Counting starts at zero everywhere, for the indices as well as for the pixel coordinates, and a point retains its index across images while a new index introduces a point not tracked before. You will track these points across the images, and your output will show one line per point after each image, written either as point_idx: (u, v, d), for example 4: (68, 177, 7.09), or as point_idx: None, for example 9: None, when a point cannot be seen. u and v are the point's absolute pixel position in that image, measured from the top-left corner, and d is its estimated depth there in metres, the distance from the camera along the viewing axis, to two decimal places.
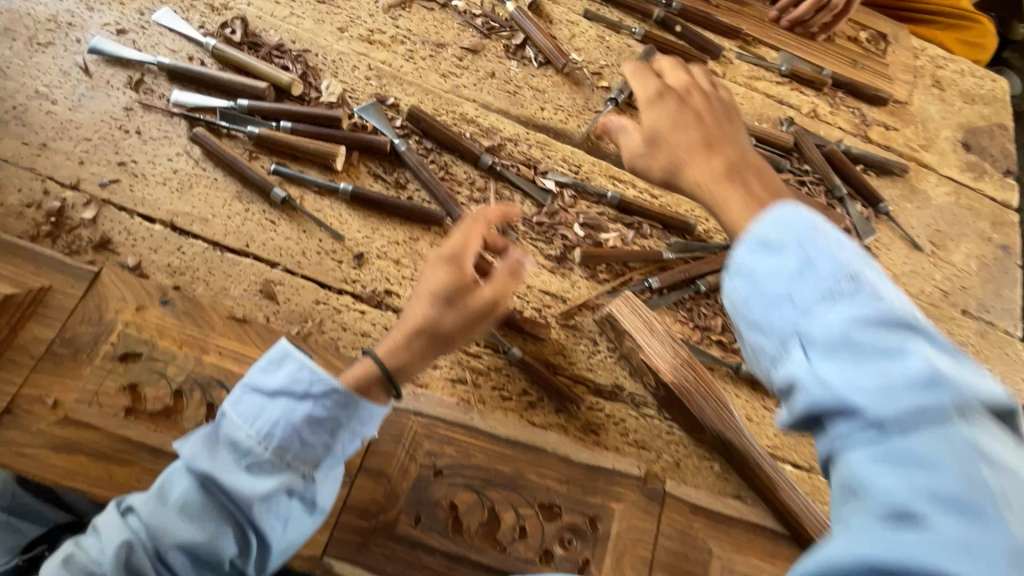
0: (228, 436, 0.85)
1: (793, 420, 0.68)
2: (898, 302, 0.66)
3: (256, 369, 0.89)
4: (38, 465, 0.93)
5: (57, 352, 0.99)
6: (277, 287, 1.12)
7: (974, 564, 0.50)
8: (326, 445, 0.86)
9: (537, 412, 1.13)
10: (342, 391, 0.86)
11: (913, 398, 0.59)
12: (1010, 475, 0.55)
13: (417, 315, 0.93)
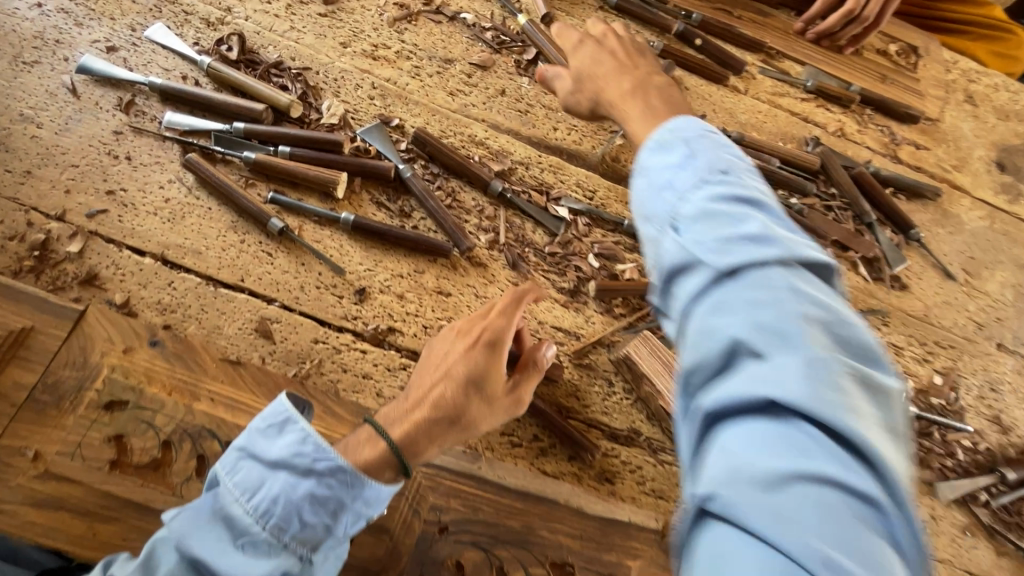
0: (223, 509, 0.78)
1: (659, 294, 0.73)
2: (752, 187, 0.74)
3: (256, 434, 0.83)
4: (15, 523, 0.86)
5: (38, 399, 0.93)
6: (273, 325, 1.06)
7: (794, 399, 0.56)
8: (327, 526, 0.80)
9: (549, 460, 1.06)
10: (350, 471, 0.81)
11: (751, 251, 0.66)
12: (826, 313, 0.62)
13: (443, 398, 0.91)
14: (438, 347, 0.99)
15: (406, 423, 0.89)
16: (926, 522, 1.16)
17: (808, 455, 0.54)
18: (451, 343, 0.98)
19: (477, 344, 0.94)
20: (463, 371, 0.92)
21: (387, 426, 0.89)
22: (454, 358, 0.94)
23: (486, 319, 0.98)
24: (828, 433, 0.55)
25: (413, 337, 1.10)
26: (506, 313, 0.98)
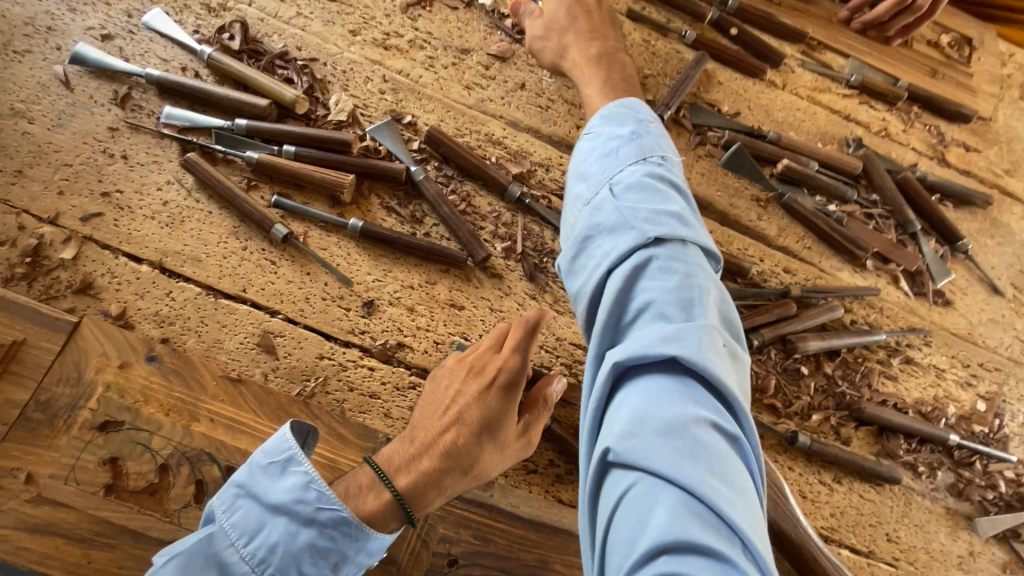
0: (217, 554, 0.76)
1: (581, 245, 0.79)
2: (680, 175, 0.83)
3: (257, 472, 0.80)
4: (9, 549, 0.83)
5: (31, 418, 0.88)
6: (277, 339, 1.01)
7: (693, 353, 0.66)
8: None
9: (564, 487, 1.01)
10: (352, 520, 0.79)
11: (674, 228, 0.75)
12: (719, 295, 0.74)
13: (454, 444, 0.86)
14: (443, 383, 0.94)
15: (415, 471, 0.85)
16: (962, 559, 1.10)
17: (697, 402, 0.66)
18: (457, 379, 0.92)
19: (492, 388, 0.89)
20: (476, 417, 0.88)
21: (392, 474, 0.85)
22: (462, 400, 0.90)
23: (499, 357, 0.92)
24: (714, 387, 0.67)
25: (424, 353, 1.04)
26: (520, 350, 0.92)
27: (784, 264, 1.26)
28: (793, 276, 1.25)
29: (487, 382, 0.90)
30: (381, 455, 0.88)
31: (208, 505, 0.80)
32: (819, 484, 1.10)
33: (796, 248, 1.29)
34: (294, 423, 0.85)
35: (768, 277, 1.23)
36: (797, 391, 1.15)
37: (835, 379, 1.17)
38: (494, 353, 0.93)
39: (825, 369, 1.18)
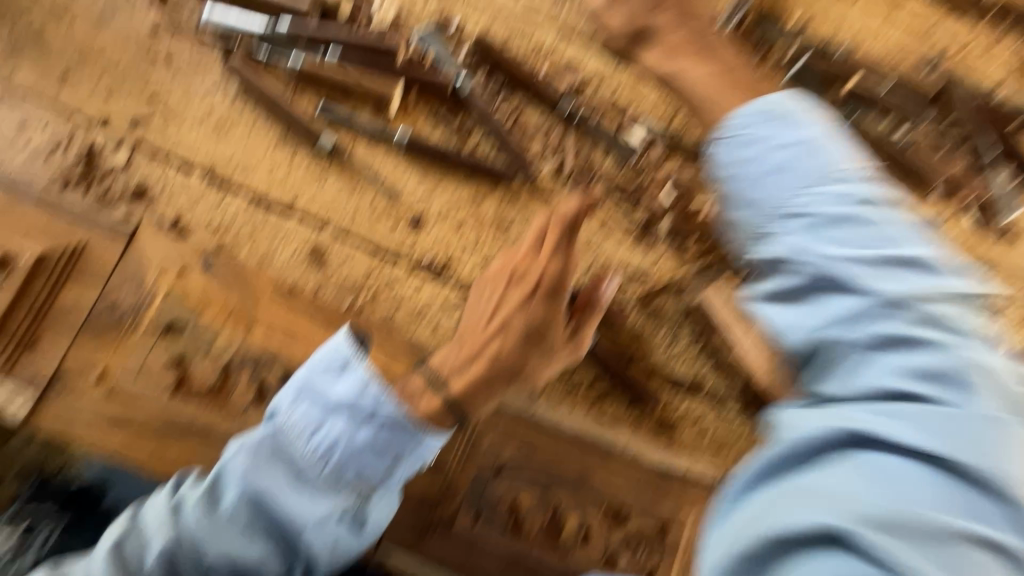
0: (283, 449, 0.79)
1: (772, 292, 0.75)
2: (893, 202, 0.72)
3: (315, 374, 0.82)
4: (91, 438, 0.89)
5: (99, 319, 0.92)
6: (327, 252, 1.00)
7: (931, 438, 0.57)
8: (387, 470, 0.82)
9: (608, 405, 1.02)
10: (410, 418, 0.82)
11: (903, 281, 0.65)
12: (988, 375, 0.59)
13: (498, 351, 0.88)
14: (487, 290, 0.94)
15: (466, 375, 0.88)
16: None
17: (955, 506, 0.54)
18: (501, 285, 0.92)
19: (538, 295, 0.89)
20: (524, 325, 0.89)
21: (444, 379, 0.88)
22: (507, 309, 0.90)
23: (540, 261, 0.90)
24: (962, 483, 0.55)
25: (471, 271, 1.04)
26: (558, 246, 0.89)
27: None
28: None
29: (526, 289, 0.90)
30: (432, 362, 0.91)
31: (272, 402, 0.83)
32: None
33: None
34: (348, 330, 0.87)
35: None
36: None
37: None
38: (536, 255, 0.90)
39: None
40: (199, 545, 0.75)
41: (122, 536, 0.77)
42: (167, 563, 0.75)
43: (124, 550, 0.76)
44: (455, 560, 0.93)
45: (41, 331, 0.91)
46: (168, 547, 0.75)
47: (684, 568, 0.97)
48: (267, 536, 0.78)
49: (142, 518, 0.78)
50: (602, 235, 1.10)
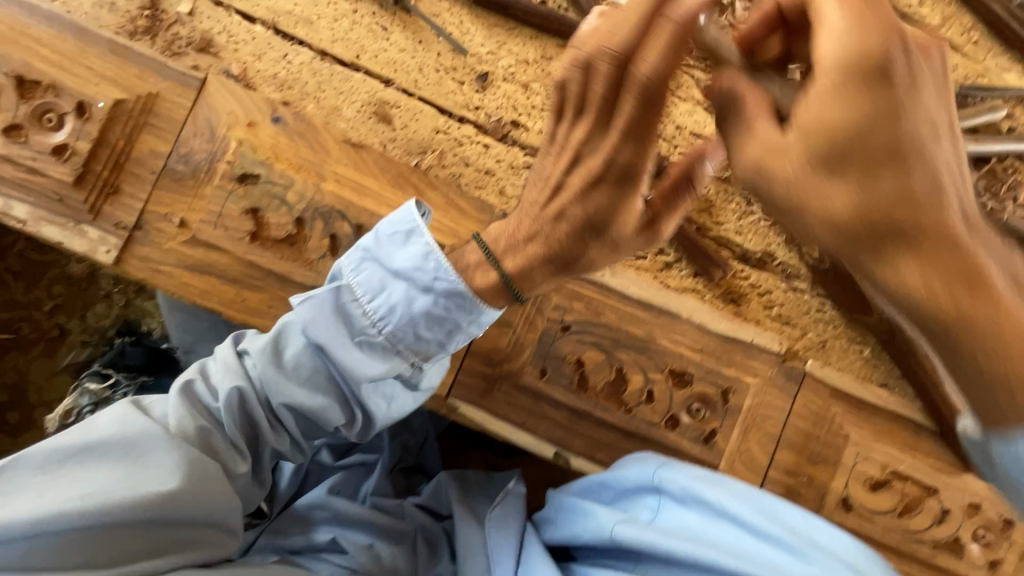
0: (343, 306, 0.80)
1: None
2: None
3: (381, 239, 0.80)
4: (175, 283, 0.92)
5: (175, 169, 0.93)
6: (392, 110, 0.99)
7: None
8: (440, 342, 0.80)
9: (673, 275, 1.01)
10: (464, 293, 0.77)
11: None
12: None
13: (551, 242, 0.76)
14: (548, 161, 0.77)
15: (523, 257, 0.77)
16: None
17: None
18: (563, 161, 0.74)
19: (599, 189, 0.72)
20: (583, 216, 0.74)
21: (498, 254, 0.79)
22: (568, 194, 0.74)
23: (608, 140, 0.70)
24: None
25: (538, 134, 1.01)
26: (635, 125, 0.68)
27: None
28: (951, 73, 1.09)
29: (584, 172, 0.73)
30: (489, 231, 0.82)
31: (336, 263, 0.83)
32: None
33: (960, 41, 1.10)
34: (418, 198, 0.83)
35: None
36: None
37: (977, 189, 1.06)
38: (602, 140, 0.71)
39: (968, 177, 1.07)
40: (266, 386, 0.81)
41: (197, 378, 0.84)
42: (237, 404, 0.82)
43: (199, 387, 0.83)
44: (520, 411, 0.96)
45: (121, 181, 0.93)
46: (238, 386, 0.81)
47: (746, 431, 0.97)
48: (327, 390, 0.82)
49: (218, 356, 0.85)
50: (675, 100, 1.04)
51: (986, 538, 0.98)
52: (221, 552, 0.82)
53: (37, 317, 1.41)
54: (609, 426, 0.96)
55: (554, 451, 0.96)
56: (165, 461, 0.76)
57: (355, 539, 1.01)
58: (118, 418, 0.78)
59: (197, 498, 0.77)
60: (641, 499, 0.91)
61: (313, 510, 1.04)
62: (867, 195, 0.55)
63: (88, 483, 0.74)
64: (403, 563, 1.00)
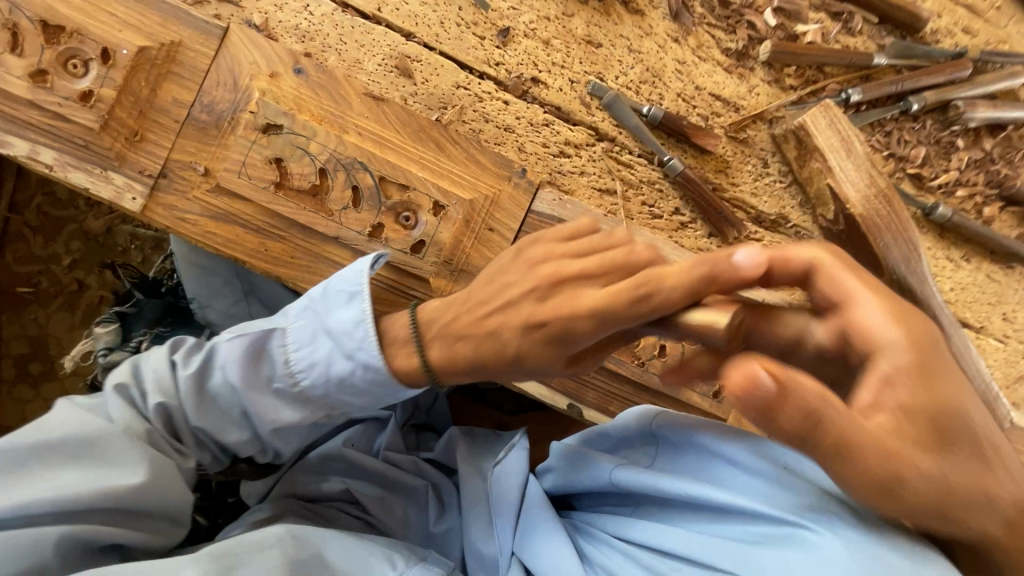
0: (273, 350, 0.86)
1: None
2: None
3: (329, 293, 0.84)
4: (200, 232, 0.94)
5: (199, 119, 0.94)
6: (414, 64, 0.99)
7: None
8: (353, 401, 0.88)
9: (688, 235, 1.02)
10: (377, 372, 0.83)
11: None
12: None
13: (482, 358, 0.79)
14: (510, 273, 0.79)
15: (447, 354, 0.81)
16: None
17: None
18: (526, 289, 0.76)
19: (541, 331, 0.75)
20: (512, 349, 0.77)
21: (428, 338, 0.82)
22: (511, 316, 0.77)
23: (574, 304, 0.73)
24: None
25: (558, 92, 1.01)
26: (614, 313, 0.70)
27: (964, 23, 1.09)
28: (972, 38, 1.08)
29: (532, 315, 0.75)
30: (426, 309, 0.85)
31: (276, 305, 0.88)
32: (947, 260, 1.07)
33: (983, 7, 1.09)
34: (373, 255, 0.85)
35: (943, 36, 1.08)
36: (946, 165, 1.06)
37: (991, 156, 1.07)
38: (567, 300, 0.73)
39: (983, 144, 1.07)
40: (189, 410, 0.87)
41: (129, 380, 0.88)
42: (163, 416, 0.88)
43: (130, 392, 0.88)
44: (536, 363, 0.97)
45: (144, 129, 0.93)
46: (165, 403, 0.87)
47: None
48: (245, 422, 0.90)
49: (152, 362, 0.89)
50: (696, 60, 1.04)
51: None
52: (174, 539, 0.90)
53: (56, 271, 1.43)
54: (623, 378, 0.98)
55: (569, 403, 0.99)
56: (128, 458, 0.82)
57: (368, 491, 1.04)
58: (75, 419, 0.82)
59: (158, 491, 0.83)
60: (641, 449, 0.92)
61: (328, 462, 1.07)
62: (947, 470, 0.62)
63: (54, 480, 0.78)
64: (412, 516, 1.05)
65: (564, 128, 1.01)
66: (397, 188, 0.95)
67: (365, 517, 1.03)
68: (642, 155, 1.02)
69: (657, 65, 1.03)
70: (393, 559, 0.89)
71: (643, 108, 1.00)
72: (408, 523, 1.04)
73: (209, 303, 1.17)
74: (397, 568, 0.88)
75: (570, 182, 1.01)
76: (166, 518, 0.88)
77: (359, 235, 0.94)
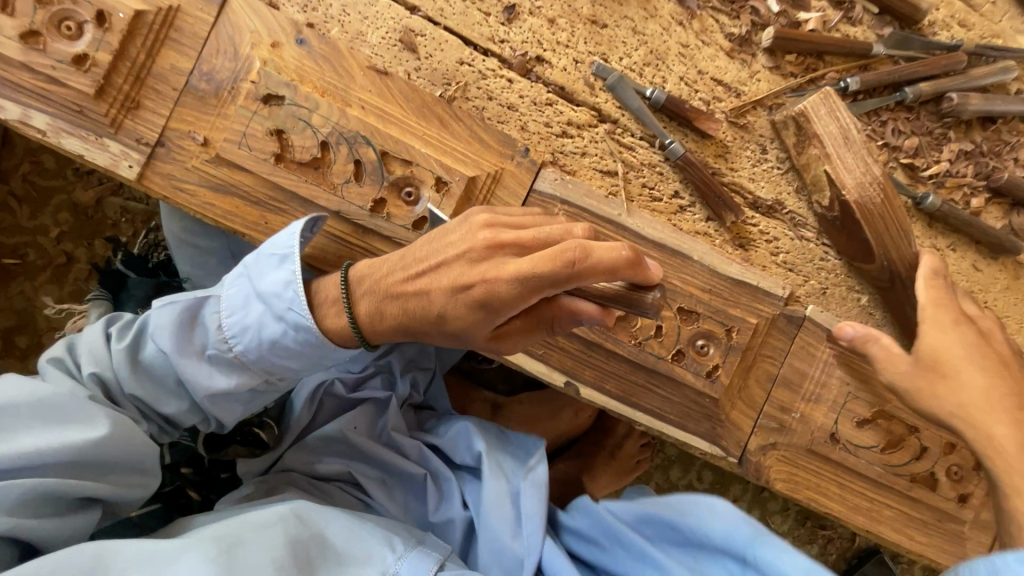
0: (206, 318, 0.89)
1: None
2: None
3: (260, 259, 0.86)
4: (198, 202, 0.93)
5: (198, 88, 0.92)
6: (419, 38, 0.98)
7: None
8: (291, 366, 0.90)
9: (686, 218, 1.03)
10: (312, 331, 0.85)
11: None
12: None
13: (414, 320, 0.82)
14: (454, 235, 0.78)
15: (377, 316, 0.84)
16: None
17: None
18: (461, 252, 0.76)
19: (468, 297, 0.76)
20: (437, 310, 0.79)
21: (357, 295, 0.85)
22: (442, 278, 0.78)
23: (499, 271, 0.73)
24: None
25: (562, 71, 1.01)
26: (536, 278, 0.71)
27: (960, 17, 1.11)
28: (967, 32, 1.11)
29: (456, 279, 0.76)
30: (359, 267, 0.87)
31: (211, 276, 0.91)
32: (934, 249, 1.10)
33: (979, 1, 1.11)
34: (308, 220, 0.87)
35: (940, 28, 1.10)
36: (937, 156, 1.09)
37: (981, 149, 1.10)
38: (496, 265, 0.74)
39: (973, 136, 1.10)
40: (121, 378, 0.89)
41: (64, 355, 0.91)
42: (100, 385, 0.90)
43: (67, 364, 0.90)
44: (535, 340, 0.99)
45: (141, 96, 0.92)
46: (97, 371, 0.89)
47: (746, 368, 1.03)
48: (181, 391, 0.92)
49: (88, 335, 0.92)
50: (699, 44, 1.04)
51: (959, 474, 1.06)
52: (147, 489, 0.92)
53: (43, 244, 1.40)
54: (620, 357, 1.00)
55: (566, 380, 1.00)
56: (87, 412, 0.84)
57: (366, 472, 1.06)
58: (23, 383, 0.83)
59: (123, 442, 0.85)
60: (724, 562, 0.87)
61: (329, 442, 1.08)
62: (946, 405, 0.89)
63: (14, 438, 0.80)
64: (412, 504, 1.07)
65: (567, 108, 1.01)
66: (400, 163, 0.94)
67: (365, 497, 1.05)
68: (643, 138, 1.02)
69: (661, 47, 1.03)
70: (393, 543, 0.90)
71: (646, 91, 1.00)
72: (408, 508, 1.07)
73: (204, 285, 1.16)
74: (397, 551, 0.89)
75: (572, 162, 1.01)
76: (134, 470, 0.89)
77: (361, 210, 0.94)
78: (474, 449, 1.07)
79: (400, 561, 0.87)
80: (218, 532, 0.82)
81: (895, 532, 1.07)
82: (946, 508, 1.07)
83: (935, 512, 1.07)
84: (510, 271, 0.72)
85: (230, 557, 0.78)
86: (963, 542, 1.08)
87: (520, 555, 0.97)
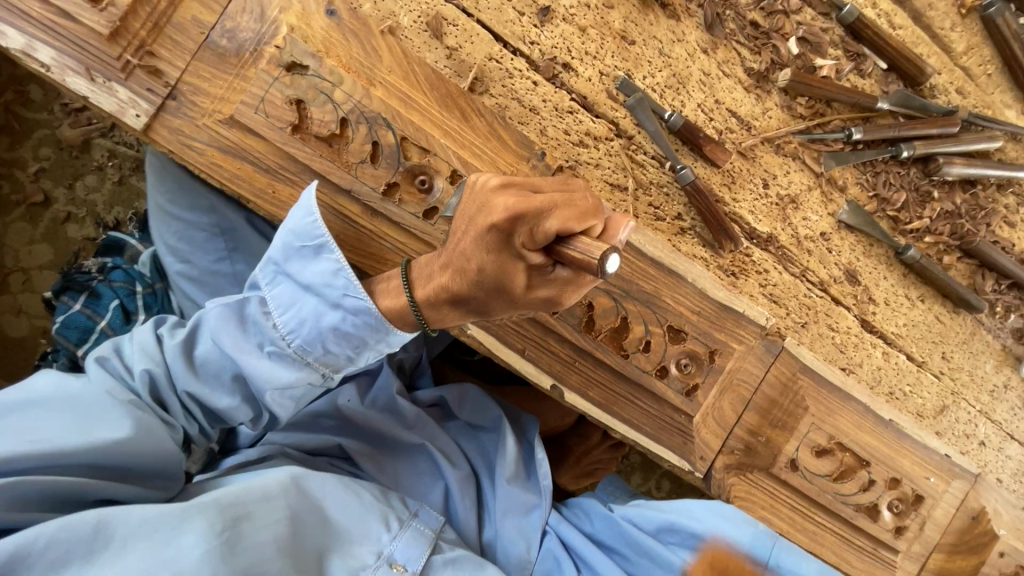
0: (254, 316, 0.89)
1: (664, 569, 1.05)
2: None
3: (292, 254, 0.87)
4: (205, 162, 0.90)
5: (217, 45, 0.89)
6: (449, 27, 0.98)
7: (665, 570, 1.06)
8: (347, 356, 0.91)
9: (686, 240, 1.07)
10: (374, 314, 0.87)
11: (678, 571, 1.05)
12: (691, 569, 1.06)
13: (449, 280, 0.81)
14: (466, 205, 0.79)
15: (431, 284, 0.83)
16: (994, 389, 1.25)
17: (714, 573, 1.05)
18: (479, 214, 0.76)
19: (493, 233, 0.73)
20: (474, 263, 0.77)
21: (412, 282, 0.86)
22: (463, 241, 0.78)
23: (517, 200, 0.72)
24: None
25: (586, 81, 1.02)
26: (552, 202, 0.71)
27: (957, 85, 1.17)
28: (962, 99, 1.18)
29: (478, 226, 0.75)
30: (414, 263, 0.87)
31: (252, 274, 0.92)
32: (904, 298, 1.18)
33: (976, 72, 1.19)
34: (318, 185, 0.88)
35: (940, 93, 1.16)
36: (921, 213, 1.16)
37: (960, 210, 1.18)
38: (513, 196, 0.73)
39: (955, 197, 1.18)
40: (172, 375, 0.90)
41: (111, 354, 0.92)
42: (148, 384, 0.91)
43: (112, 365, 0.92)
44: (529, 341, 1.00)
45: (157, 44, 0.88)
46: (149, 369, 0.90)
47: (723, 391, 1.07)
48: (231, 389, 0.92)
49: (134, 338, 0.94)
50: (719, 73, 1.07)
51: (900, 508, 1.14)
52: (169, 493, 0.89)
53: (19, 178, 1.33)
54: (607, 368, 1.02)
55: (551, 383, 1.02)
56: (114, 412, 0.84)
57: (361, 446, 1.09)
58: (57, 378, 0.86)
59: (148, 442, 0.84)
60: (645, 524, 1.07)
61: (319, 418, 1.11)
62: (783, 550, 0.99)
63: (39, 429, 0.80)
64: (404, 473, 1.10)
65: (586, 118, 1.02)
66: (418, 151, 0.94)
67: (358, 469, 1.08)
68: (654, 158, 1.05)
69: (684, 72, 1.06)
70: (387, 522, 0.96)
71: (665, 113, 1.03)
72: (399, 480, 1.09)
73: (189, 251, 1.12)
74: (391, 531, 0.95)
75: (585, 172, 1.02)
76: (160, 472, 0.88)
77: (372, 191, 0.93)
78: (489, 416, 1.18)
79: (394, 541, 0.94)
80: (218, 495, 0.82)
81: (836, 556, 1.13)
82: (884, 538, 1.13)
83: (872, 541, 1.14)
84: (533, 197, 0.72)
85: (233, 533, 0.79)
86: (894, 571, 1.15)
87: (532, 503, 1.11)
